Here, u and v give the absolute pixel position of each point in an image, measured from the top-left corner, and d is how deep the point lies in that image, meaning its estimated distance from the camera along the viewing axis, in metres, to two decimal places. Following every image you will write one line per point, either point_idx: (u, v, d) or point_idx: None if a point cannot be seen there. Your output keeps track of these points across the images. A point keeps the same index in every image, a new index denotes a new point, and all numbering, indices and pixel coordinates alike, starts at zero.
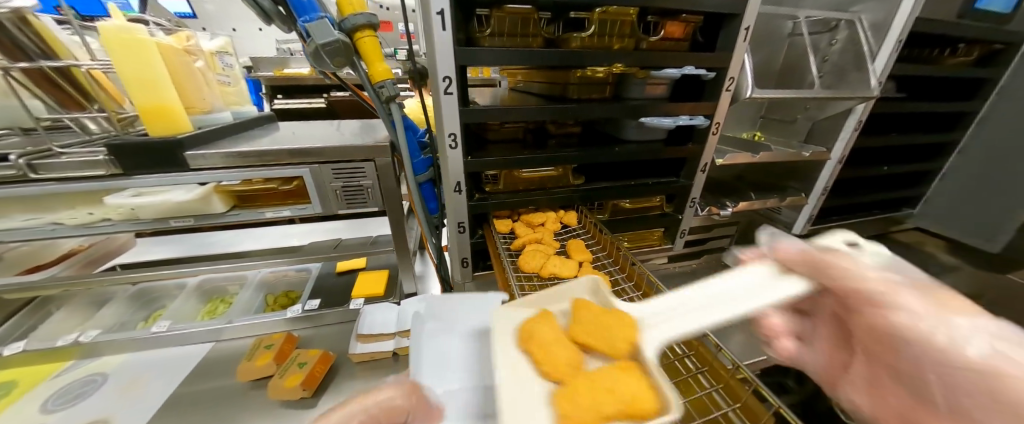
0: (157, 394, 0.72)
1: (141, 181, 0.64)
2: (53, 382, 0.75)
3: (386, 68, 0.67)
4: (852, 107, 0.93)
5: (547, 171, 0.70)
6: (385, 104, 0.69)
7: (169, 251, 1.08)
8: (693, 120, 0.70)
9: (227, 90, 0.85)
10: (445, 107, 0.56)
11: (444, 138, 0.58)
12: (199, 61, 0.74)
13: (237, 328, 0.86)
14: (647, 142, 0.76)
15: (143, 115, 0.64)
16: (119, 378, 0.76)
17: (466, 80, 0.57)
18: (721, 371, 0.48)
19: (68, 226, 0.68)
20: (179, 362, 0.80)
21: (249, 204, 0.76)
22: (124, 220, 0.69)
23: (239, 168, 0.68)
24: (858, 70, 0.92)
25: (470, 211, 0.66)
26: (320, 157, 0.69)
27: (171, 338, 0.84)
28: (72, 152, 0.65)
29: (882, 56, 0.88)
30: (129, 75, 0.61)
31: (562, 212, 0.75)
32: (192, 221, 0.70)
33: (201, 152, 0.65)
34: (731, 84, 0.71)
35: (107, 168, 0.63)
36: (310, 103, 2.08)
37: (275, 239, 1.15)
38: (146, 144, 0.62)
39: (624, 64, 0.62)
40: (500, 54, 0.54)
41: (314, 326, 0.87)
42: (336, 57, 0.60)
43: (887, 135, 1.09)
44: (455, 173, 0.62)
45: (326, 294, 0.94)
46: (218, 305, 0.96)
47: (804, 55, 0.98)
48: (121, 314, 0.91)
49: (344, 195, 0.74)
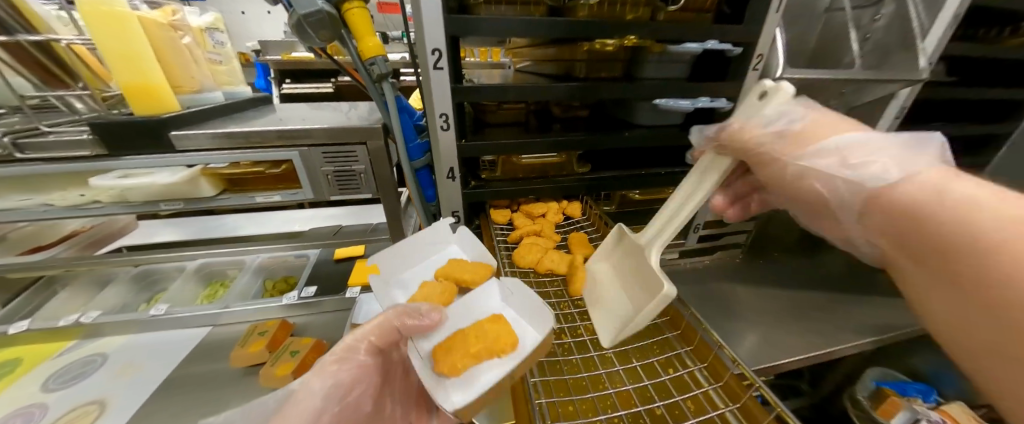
0: (152, 376, 0.71)
1: (126, 162, 0.62)
2: (54, 361, 0.75)
3: (378, 43, 0.62)
4: (896, 92, 0.84)
5: (550, 158, 0.65)
6: (377, 83, 0.65)
7: (172, 233, 1.08)
8: (716, 102, 0.62)
9: (218, 69, 0.82)
10: (435, 83, 0.51)
11: (435, 118, 0.53)
12: (186, 37, 0.70)
13: (232, 313, 0.83)
14: (661, 128, 0.70)
15: (126, 93, 0.61)
16: (117, 360, 0.74)
17: (458, 54, 0.52)
18: (703, 348, 0.42)
19: (60, 207, 0.67)
20: (176, 344, 0.78)
21: (240, 187, 0.73)
22: (114, 202, 0.67)
23: (226, 150, 0.64)
24: (904, 49, 0.82)
25: (465, 199, 0.61)
26: (310, 139, 0.66)
27: (168, 320, 0.81)
28: (58, 131, 0.63)
29: (933, 35, 0.80)
30: (109, 50, 0.58)
31: (565, 202, 0.69)
32: (182, 204, 0.68)
33: (187, 131, 0.62)
34: (759, 63, 0.64)
35: (91, 149, 0.61)
36: (318, 88, 2.05)
37: (276, 224, 1.14)
38: (128, 124, 0.59)
39: (639, 36, 0.55)
40: (496, 24, 0.49)
41: (310, 313, 0.86)
42: (320, 30, 0.56)
43: (930, 124, 0.99)
44: (448, 158, 0.57)
45: (323, 281, 0.92)
46: (218, 289, 0.95)
47: (843, 32, 0.88)
48: (123, 296, 0.91)
49: (336, 180, 0.71)
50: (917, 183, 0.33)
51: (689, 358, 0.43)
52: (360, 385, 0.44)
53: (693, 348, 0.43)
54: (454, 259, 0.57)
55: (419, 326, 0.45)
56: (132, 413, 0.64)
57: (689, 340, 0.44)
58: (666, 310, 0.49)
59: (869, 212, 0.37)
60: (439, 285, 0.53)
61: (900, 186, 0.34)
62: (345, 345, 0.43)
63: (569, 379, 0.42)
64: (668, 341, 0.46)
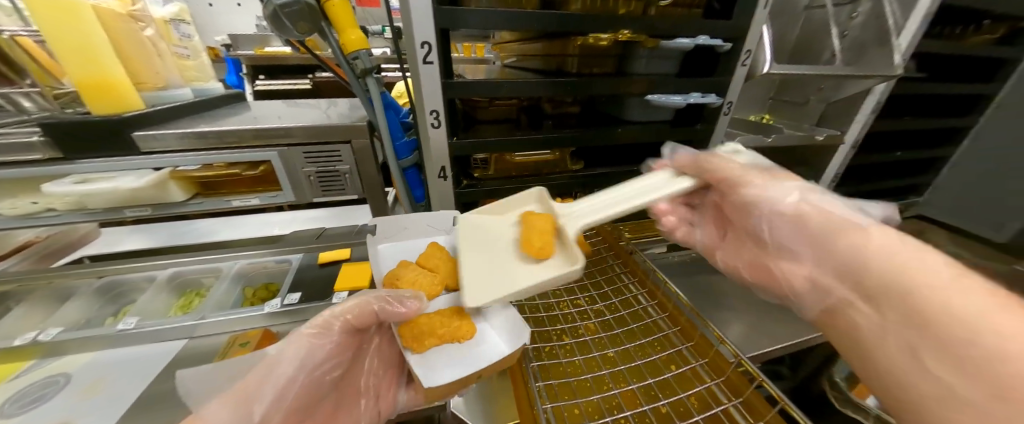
0: (125, 394, 0.65)
1: (84, 166, 0.57)
2: (8, 385, 0.67)
3: (361, 36, 0.59)
4: (872, 88, 0.87)
5: (543, 155, 0.63)
6: (361, 78, 0.62)
7: (139, 241, 1.01)
8: (706, 98, 0.62)
9: (186, 64, 0.76)
10: (425, 79, 0.49)
11: (424, 116, 0.51)
12: (149, 29, 0.65)
13: (210, 324, 0.78)
14: (652, 123, 0.70)
15: (81, 89, 0.56)
16: (86, 378, 0.67)
17: (448, 47, 0.50)
18: (705, 344, 0.41)
19: (9, 216, 0.61)
20: (153, 360, 0.72)
21: (214, 191, 0.69)
22: (72, 209, 0.62)
23: (197, 151, 0.60)
24: (880, 45, 0.85)
25: (458, 200, 0.60)
26: (290, 138, 0.62)
27: (138, 335, 0.75)
28: (4, 132, 0.57)
29: (907, 32, 0.83)
30: (63, 42, 0.52)
31: (559, 199, 0.68)
32: (150, 210, 0.63)
33: (151, 131, 0.57)
34: (747, 59, 0.65)
35: (43, 152, 0.55)
36: (296, 84, 1.97)
37: (254, 228, 1.09)
38: (83, 123, 0.54)
39: (631, 31, 0.54)
40: (489, 17, 0.47)
41: (295, 321, 0.81)
42: (298, 21, 0.52)
43: (900, 118, 1.03)
44: (439, 156, 0.55)
45: (307, 286, 0.88)
46: (192, 298, 0.90)
47: (823, 29, 0.90)
48: (87, 309, 0.84)
49: (319, 181, 0.67)
50: (881, 237, 0.40)
51: (691, 355, 0.42)
52: (334, 359, 0.44)
53: (695, 343, 0.43)
54: (438, 245, 0.57)
55: (401, 313, 0.44)
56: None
57: (690, 336, 0.43)
58: (664, 305, 0.48)
59: (824, 263, 0.43)
60: (425, 271, 0.52)
61: (868, 237, 0.40)
62: (318, 325, 0.43)
63: (573, 381, 0.41)
64: (669, 336, 0.45)
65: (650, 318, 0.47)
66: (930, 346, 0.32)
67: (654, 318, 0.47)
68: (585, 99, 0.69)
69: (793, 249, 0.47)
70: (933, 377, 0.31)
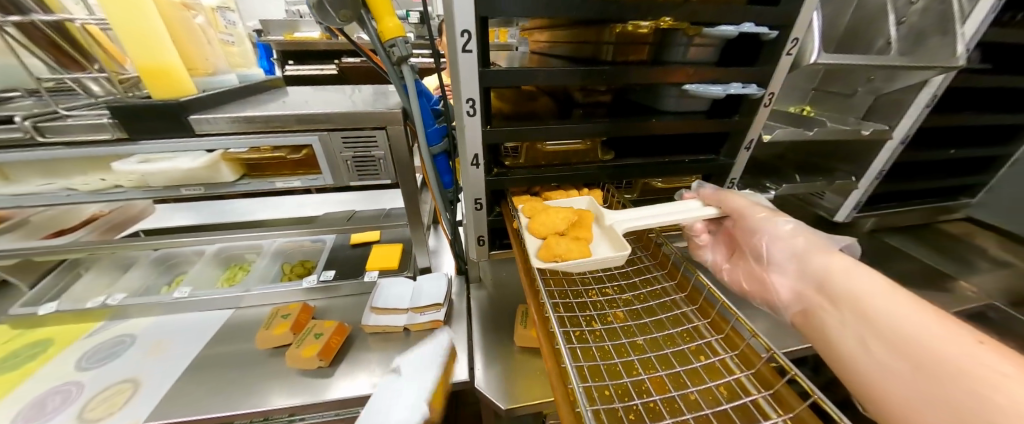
0: (182, 355, 0.71)
1: (148, 146, 0.60)
2: (89, 340, 0.74)
3: (397, 23, 0.59)
4: (929, 79, 0.79)
5: (575, 144, 0.63)
6: (396, 66, 0.62)
7: (187, 217, 1.03)
8: (748, 89, 0.61)
9: (231, 51, 0.81)
10: (463, 66, 0.49)
11: (461, 104, 0.52)
12: (199, 16, 0.69)
13: (254, 296, 0.83)
14: (686, 115, 0.68)
15: (143, 74, 0.58)
16: (148, 340, 0.74)
17: (487, 36, 0.50)
18: (735, 337, 0.41)
19: (83, 191, 0.65)
20: (199, 327, 0.78)
21: (258, 173, 0.72)
22: (135, 187, 0.66)
23: (245, 134, 0.62)
24: (942, 34, 0.78)
25: (489, 186, 0.60)
26: (330, 123, 0.64)
27: (190, 303, 0.81)
28: (79, 115, 0.60)
29: (975, 18, 0.75)
30: (125, 30, 0.55)
31: (587, 190, 0.69)
32: (202, 189, 0.67)
33: (205, 115, 0.60)
34: (794, 48, 0.62)
35: (112, 132, 0.59)
36: (322, 70, 1.97)
37: (288, 207, 1.10)
38: (147, 106, 0.57)
39: (672, 18, 0.55)
40: (530, 6, 0.48)
41: (328, 297, 0.86)
42: (341, 9, 0.54)
43: (962, 112, 0.95)
44: (472, 144, 0.56)
45: (341, 265, 0.92)
46: (237, 272, 0.95)
47: (880, 12, 0.82)
48: (147, 278, 0.91)
49: (355, 165, 0.69)
50: None
51: (721, 347, 0.42)
52: None
53: (725, 336, 0.42)
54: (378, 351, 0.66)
55: None
56: (153, 409, 0.61)
57: (720, 329, 0.43)
58: (694, 298, 0.48)
59: (804, 277, 0.45)
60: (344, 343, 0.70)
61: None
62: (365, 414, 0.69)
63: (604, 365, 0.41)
64: (698, 328, 0.45)
65: (678, 310, 0.47)
66: (877, 336, 0.35)
67: (683, 311, 0.47)
68: (642, 130, 0.65)
69: (781, 264, 0.49)
70: (874, 360, 0.35)
